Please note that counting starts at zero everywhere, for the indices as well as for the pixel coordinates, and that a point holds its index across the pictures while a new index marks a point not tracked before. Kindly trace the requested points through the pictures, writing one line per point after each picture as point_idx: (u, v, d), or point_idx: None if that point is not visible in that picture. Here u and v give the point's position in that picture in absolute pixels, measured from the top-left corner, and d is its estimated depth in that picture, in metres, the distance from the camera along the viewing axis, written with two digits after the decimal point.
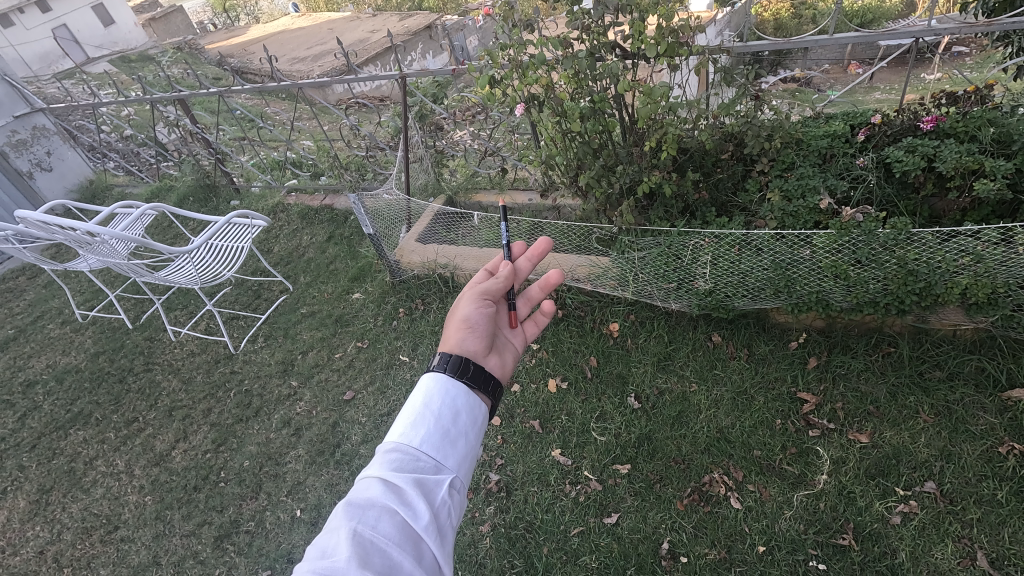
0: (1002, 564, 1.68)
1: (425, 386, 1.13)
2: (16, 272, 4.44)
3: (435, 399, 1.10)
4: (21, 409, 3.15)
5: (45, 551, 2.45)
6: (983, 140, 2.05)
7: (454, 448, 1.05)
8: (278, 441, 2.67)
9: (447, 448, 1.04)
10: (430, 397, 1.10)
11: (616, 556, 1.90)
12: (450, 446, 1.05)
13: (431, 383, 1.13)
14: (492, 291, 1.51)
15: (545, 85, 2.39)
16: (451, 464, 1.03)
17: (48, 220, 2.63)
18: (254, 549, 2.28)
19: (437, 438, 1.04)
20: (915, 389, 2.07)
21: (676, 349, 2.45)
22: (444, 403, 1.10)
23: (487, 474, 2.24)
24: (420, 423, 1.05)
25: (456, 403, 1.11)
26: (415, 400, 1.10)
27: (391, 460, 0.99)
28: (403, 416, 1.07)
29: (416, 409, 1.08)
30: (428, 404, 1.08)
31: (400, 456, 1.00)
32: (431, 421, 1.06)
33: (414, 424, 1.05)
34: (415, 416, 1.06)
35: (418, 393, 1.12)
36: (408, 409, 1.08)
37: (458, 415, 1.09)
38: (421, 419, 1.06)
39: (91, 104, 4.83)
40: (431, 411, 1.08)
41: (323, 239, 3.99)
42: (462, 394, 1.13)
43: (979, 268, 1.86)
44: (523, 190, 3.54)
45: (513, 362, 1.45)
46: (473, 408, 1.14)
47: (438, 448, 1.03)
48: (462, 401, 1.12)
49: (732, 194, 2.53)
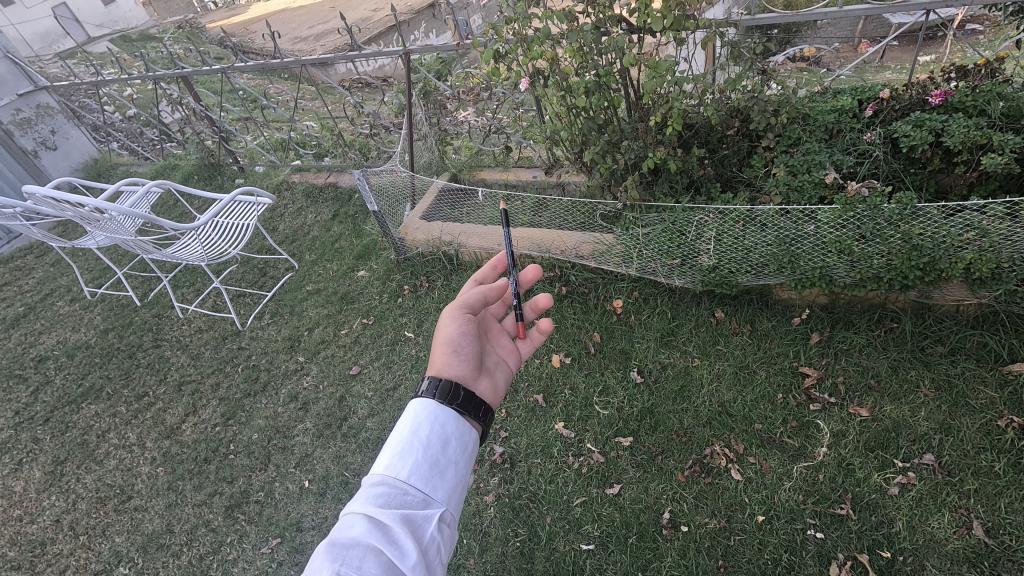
0: (996, 533, 1.71)
1: (412, 413, 1.11)
2: (24, 250, 4.48)
3: (423, 427, 1.08)
4: (34, 383, 3.21)
5: (61, 520, 2.51)
6: (991, 115, 2.03)
7: (444, 479, 1.03)
8: (287, 415, 2.72)
9: (436, 479, 1.02)
10: (418, 425, 1.09)
11: (617, 525, 1.94)
12: (439, 476, 1.03)
13: (419, 409, 1.11)
14: (472, 303, 1.47)
15: (550, 59, 2.36)
16: (440, 496, 1.00)
17: (56, 196, 2.65)
18: (264, 518, 2.33)
19: (426, 468, 1.02)
20: (917, 364, 2.09)
21: (679, 325, 2.47)
22: (433, 431, 1.08)
23: (492, 447, 2.28)
24: (407, 453, 1.03)
25: (445, 431, 1.10)
26: (402, 428, 1.08)
27: (376, 494, 0.97)
28: (390, 446, 1.04)
29: (403, 439, 1.06)
30: (416, 433, 1.06)
31: (387, 490, 0.97)
32: (420, 450, 1.04)
33: (401, 454, 1.03)
34: (402, 446, 1.04)
35: (406, 421, 1.10)
36: (394, 438, 1.06)
37: (447, 443, 1.08)
38: (409, 449, 1.04)
39: (93, 82, 4.80)
40: (419, 441, 1.06)
41: (328, 218, 4.00)
42: (451, 421, 1.12)
43: (985, 243, 1.85)
44: (527, 168, 3.53)
45: (504, 384, 1.43)
46: (463, 435, 1.12)
47: (427, 480, 1.01)
48: (452, 428, 1.11)
49: (738, 169, 2.53)
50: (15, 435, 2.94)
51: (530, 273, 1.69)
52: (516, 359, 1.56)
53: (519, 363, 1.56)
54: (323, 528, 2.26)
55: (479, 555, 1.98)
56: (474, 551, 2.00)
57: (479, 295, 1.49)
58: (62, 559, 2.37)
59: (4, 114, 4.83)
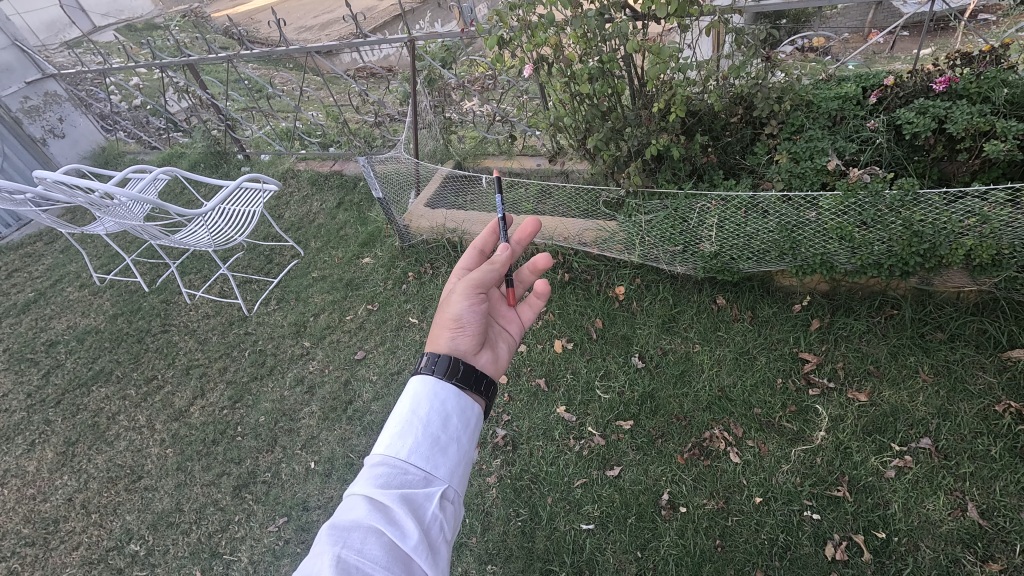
0: (990, 515, 1.73)
1: (413, 392, 1.14)
2: (34, 237, 4.53)
3: (424, 405, 1.11)
4: (45, 366, 3.27)
5: (73, 499, 2.57)
6: (995, 101, 2.02)
7: (445, 456, 1.06)
8: (293, 398, 2.76)
9: (437, 457, 1.04)
10: (418, 403, 1.11)
11: (617, 505, 1.98)
12: (440, 454, 1.05)
13: (420, 387, 1.14)
14: (488, 281, 1.44)
15: (554, 46, 2.35)
16: (442, 474, 1.03)
17: (66, 181, 2.68)
18: (271, 498, 2.38)
19: (427, 447, 1.05)
20: (915, 349, 2.10)
21: (680, 311, 2.49)
22: (433, 408, 1.11)
23: (494, 430, 2.32)
24: (408, 433, 1.06)
25: (446, 408, 1.12)
26: (403, 408, 1.11)
27: (378, 476, 1.00)
28: (391, 426, 1.07)
29: (403, 419, 1.08)
30: (416, 413, 1.09)
31: (387, 470, 1.00)
32: (420, 429, 1.07)
33: (401, 434, 1.05)
34: (403, 425, 1.07)
35: (407, 400, 1.12)
36: (395, 418, 1.08)
37: (447, 420, 1.11)
38: (410, 429, 1.06)
39: (100, 71, 4.82)
40: (420, 420, 1.08)
41: (333, 205, 4.03)
42: (452, 398, 1.14)
43: (985, 229, 1.86)
44: (531, 156, 3.56)
45: (505, 356, 1.46)
46: (464, 411, 1.15)
47: (428, 458, 1.03)
48: (453, 405, 1.14)
49: (742, 157, 2.54)
50: (27, 416, 3.00)
51: (528, 227, 1.62)
52: (518, 328, 1.58)
53: (520, 332, 1.59)
54: (329, 508, 2.30)
55: (481, 535, 2.02)
56: (476, 530, 2.04)
57: (493, 272, 1.45)
58: (74, 536, 2.43)
59: (13, 102, 4.87)
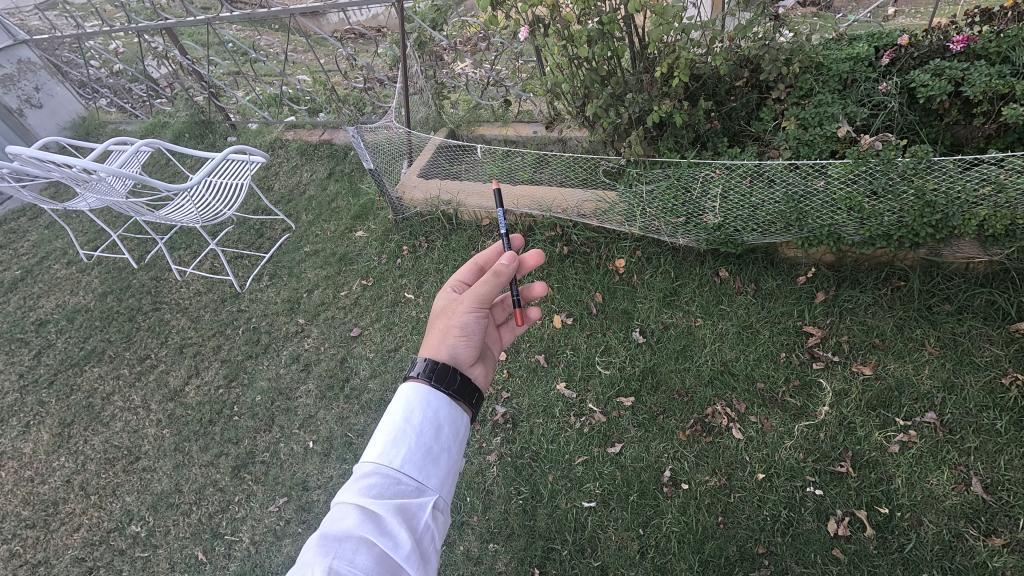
0: (995, 489, 1.72)
1: (405, 399, 1.08)
2: (16, 213, 4.41)
3: (416, 414, 1.06)
4: (36, 346, 3.21)
5: (72, 480, 2.55)
6: (1016, 61, 1.92)
7: (436, 466, 1.01)
8: (289, 376, 2.72)
9: (429, 467, 1.00)
10: (410, 412, 1.06)
11: (618, 483, 1.97)
12: (432, 464, 1.01)
13: (412, 394, 1.09)
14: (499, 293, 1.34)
15: (551, 6, 2.20)
16: (434, 484, 0.99)
17: (41, 157, 2.52)
18: (270, 478, 2.37)
19: (419, 457, 1.00)
20: (922, 322, 2.06)
21: (682, 284, 2.43)
22: (425, 417, 1.06)
23: (493, 407, 2.29)
24: (400, 441, 1.01)
25: (439, 417, 1.07)
26: (394, 416, 1.05)
27: (370, 485, 0.95)
28: (382, 433, 1.02)
29: (395, 426, 1.04)
30: (409, 421, 1.04)
31: (380, 481, 0.95)
32: (413, 438, 1.02)
33: (393, 442, 1.00)
34: (394, 433, 1.02)
35: (398, 408, 1.07)
36: (386, 426, 1.03)
37: (440, 430, 1.06)
38: (402, 437, 1.02)
39: (74, 35, 4.59)
40: (412, 429, 1.03)
41: (323, 176, 3.92)
42: (444, 406, 1.10)
43: (1000, 199, 1.80)
44: (527, 122, 3.44)
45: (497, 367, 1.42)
46: (456, 420, 1.11)
47: (420, 468, 0.99)
48: (445, 414, 1.09)
49: (746, 123, 2.45)
50: (20, 398, 2.95)
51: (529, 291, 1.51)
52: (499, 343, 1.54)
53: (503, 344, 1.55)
54: (329, 487, 2.30)
55: (483, 513, 2.02)
56: (478, 508, 2.03)
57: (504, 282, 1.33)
58: (75, 518, 2.42)
59: None
